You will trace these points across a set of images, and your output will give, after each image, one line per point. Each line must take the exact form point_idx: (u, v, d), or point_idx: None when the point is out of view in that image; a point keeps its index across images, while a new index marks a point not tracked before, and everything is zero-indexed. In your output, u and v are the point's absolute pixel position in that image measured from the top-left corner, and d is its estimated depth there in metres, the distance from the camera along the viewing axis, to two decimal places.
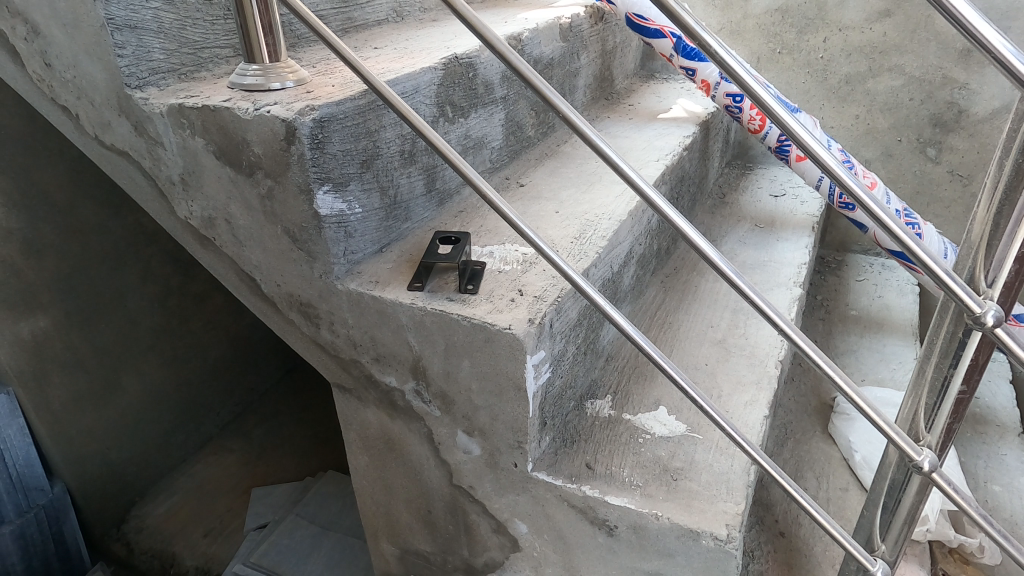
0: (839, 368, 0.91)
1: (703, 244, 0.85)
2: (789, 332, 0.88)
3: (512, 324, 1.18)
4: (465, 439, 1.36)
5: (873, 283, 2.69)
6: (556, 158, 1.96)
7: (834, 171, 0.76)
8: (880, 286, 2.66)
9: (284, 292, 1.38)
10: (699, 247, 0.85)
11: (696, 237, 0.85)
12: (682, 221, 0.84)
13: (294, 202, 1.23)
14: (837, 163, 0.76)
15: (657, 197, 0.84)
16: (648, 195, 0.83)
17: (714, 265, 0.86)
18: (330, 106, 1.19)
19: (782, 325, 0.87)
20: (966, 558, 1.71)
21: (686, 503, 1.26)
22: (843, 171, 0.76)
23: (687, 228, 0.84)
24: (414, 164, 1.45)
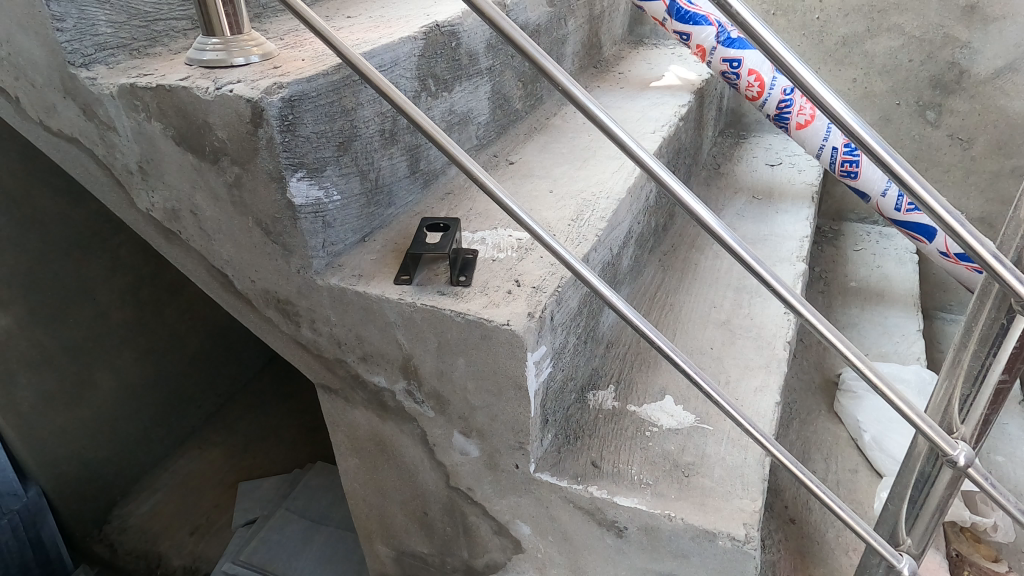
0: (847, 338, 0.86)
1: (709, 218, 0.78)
2: (796, 305, 0.82)
3: (509, 320, 1.08)
4: (462, 440, 1.27)
5: (871, 252, 2.62)
6: (546, 132, 1.85)
7: (844, 121, 0.69)
8: (879, 255, 2.59)
9: (260, 289, 1.27)
10: (703, 220, 0.78)
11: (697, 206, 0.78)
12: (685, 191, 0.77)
13: (265, 191, 1.11)
14: (850, 114, 0.70)
15: (658, 167, 0.75)
16: (650, 167, 0.74)
17: (716, 236, 0.79)
18: (300, 83, 1.06)
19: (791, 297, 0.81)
20: (978, 536, 1.68)
21: (699, 501, 1.19)
22: (855, 125, 0.70)
23: (691, 199, 0.77)
24: (397, 145, 1.33)
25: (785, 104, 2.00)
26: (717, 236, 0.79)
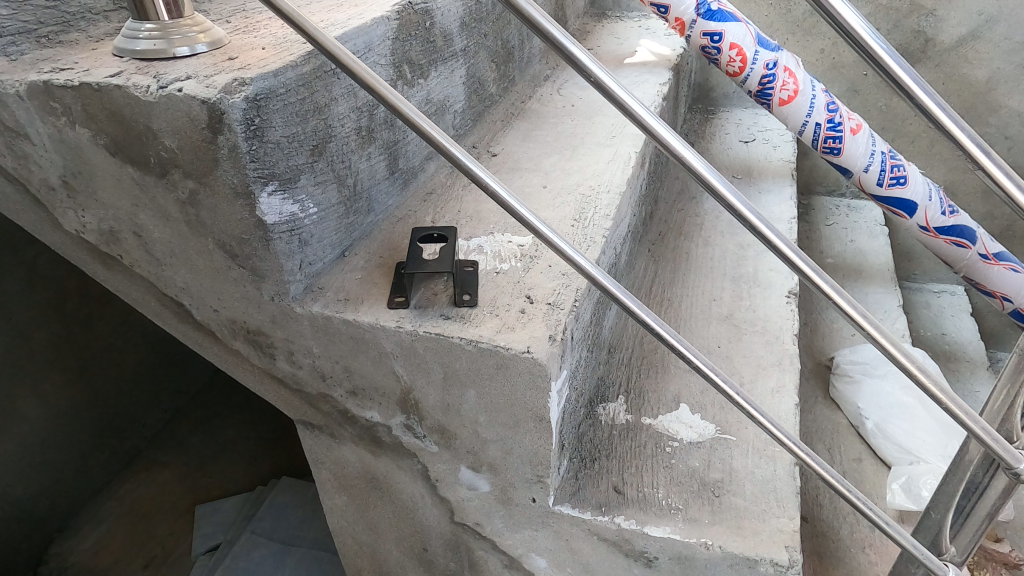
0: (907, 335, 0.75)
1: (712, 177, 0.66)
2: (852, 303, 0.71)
3: (530, 346, 0.94)
4: (470, 475, 1.13)
5: (843, 226, 2.60)
6: (525, 118, 1.69)
7: (862, 39, 0.56)
8: (851, 229, 2.57)
9: (224, 319, 1.08)
10: (707, 180, 0.66)
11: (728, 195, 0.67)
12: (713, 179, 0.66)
13: (229, 209, 0.93)
14: (879, 43, 0.57)
15: (651, 117, 0.64)
16: (641, 116, 0.62)
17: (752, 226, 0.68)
18: (266, 77, 0.87)
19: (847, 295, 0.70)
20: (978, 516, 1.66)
21: (735, 525, 1.09)
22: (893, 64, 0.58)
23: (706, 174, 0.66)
24: (374, 142, 1.16)
25: (767, 80, 1.90)
26: (720, 198, 0.66)
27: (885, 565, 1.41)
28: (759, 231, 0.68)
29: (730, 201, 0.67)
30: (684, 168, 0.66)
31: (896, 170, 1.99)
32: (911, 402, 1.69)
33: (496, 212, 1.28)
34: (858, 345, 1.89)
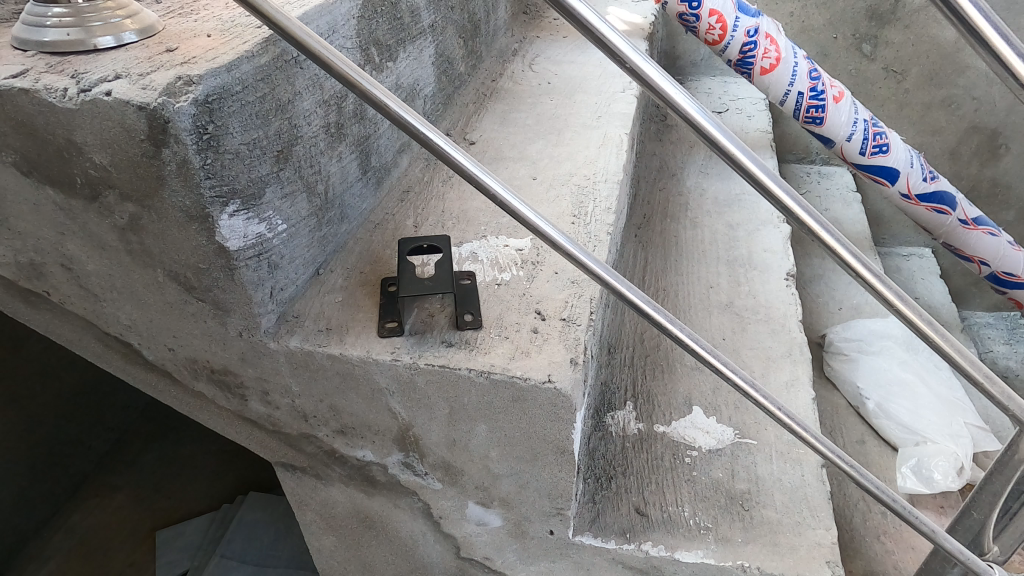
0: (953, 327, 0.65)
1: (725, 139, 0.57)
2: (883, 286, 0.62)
3: (551, 375, 0.82)
4: (479, 510, 1.01)
5: (816, 195, 2.55)
6: (499, 98, 1.54)
7: None
8: (824, 199, 2.52)
9: (182, 358, 0.92)
10: (714, 141, 0.57)
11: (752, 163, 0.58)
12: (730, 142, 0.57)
13: (182, 235, 0.76)
14: None
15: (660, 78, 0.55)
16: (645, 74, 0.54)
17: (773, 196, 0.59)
18: (217, 73, 0.70)
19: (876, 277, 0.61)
20: None
21: (771, 542, 1.01)
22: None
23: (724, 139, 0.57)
24: (344, 140, 1.00)
25: (749, 47, 1.80)
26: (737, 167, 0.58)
27: (902, 553, 1.36)
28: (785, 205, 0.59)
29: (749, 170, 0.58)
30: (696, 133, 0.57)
31: (879, 138, 1.92)
32: (909, 379, 1.65)
33: (484, 210, 1.14)
34: (850, 322, 1.84)
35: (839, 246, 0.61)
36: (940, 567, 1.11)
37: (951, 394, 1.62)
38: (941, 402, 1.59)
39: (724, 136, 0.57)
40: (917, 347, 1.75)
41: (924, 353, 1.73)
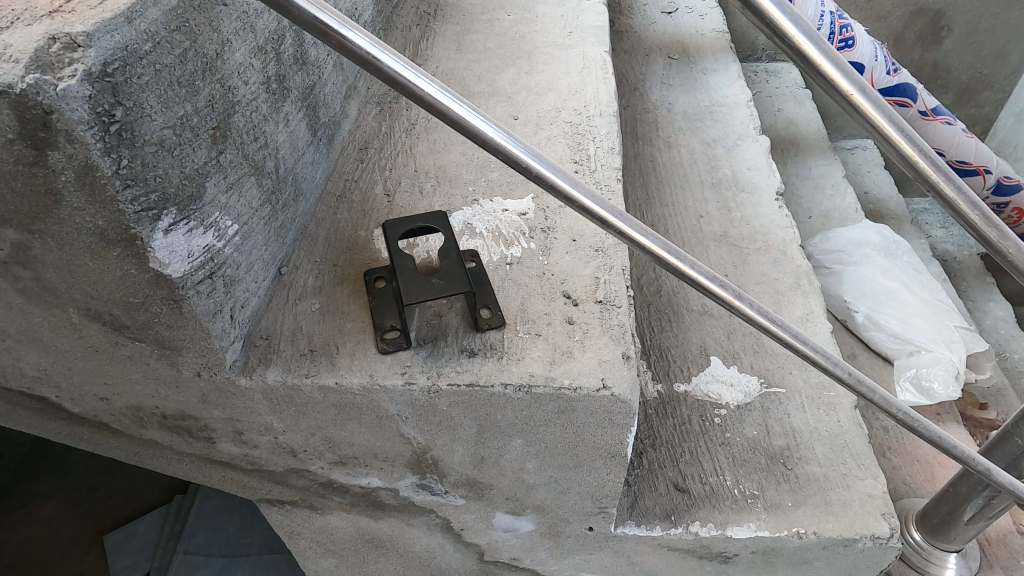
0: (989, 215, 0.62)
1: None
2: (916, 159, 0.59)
3: (605, 380, 0.67)
4: (509, 518, 0.88)
5: (766, 94, 2.26)
6: (446, 18, 1.29)
7: None
8: (776, 97, 2.25)
9: (121, 407, 0.71)
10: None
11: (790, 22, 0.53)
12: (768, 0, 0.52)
13: (97, 265, 0.54)
14: None
15: None
16: None
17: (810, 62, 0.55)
18: (114, 27, 0.47)
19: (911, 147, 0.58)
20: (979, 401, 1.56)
21: (822, 501, 0.94)
22: None
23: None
24: (287, 97, 0.77)
25: None
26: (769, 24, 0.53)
27: (910, 468, 1.34)
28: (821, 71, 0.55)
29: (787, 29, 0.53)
30: None
31: (844, 31, 1.73)
32: (894, 287, 1.60)
33: (465, 164, 0.94)
34: (831, 230, 1.70)
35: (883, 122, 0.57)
36: (968, 491, 1.07)
37: (934, 298, 1.59)
38: (927, 307, 1.56)
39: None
40: (895, 252, 1.68)
41: (901, 259, 1.67)
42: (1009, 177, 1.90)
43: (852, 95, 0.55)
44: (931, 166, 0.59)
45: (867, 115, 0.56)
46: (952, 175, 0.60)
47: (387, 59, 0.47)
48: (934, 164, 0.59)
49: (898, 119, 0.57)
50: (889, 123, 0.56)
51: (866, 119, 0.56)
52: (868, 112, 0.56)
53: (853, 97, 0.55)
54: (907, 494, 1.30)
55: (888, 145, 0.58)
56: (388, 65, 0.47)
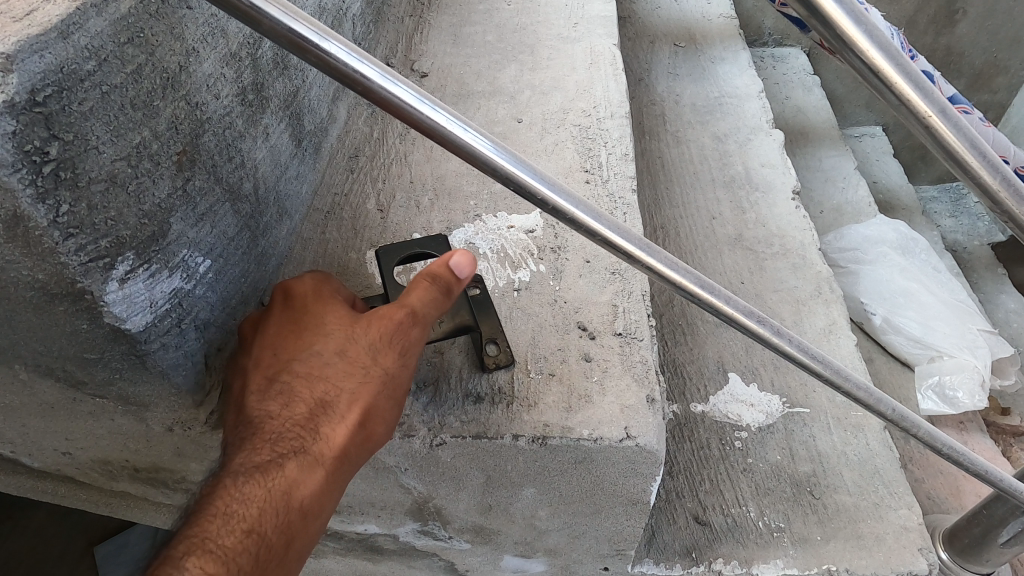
0: None
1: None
2: (1001, 191, 0.49)
3: (629, 429, 0.60)
4: (518, 561, 0.82)
5: (773, 81, 2.17)
6: (441, 8, 1.19)
7: None
8: (784, 84, 2.15)
9: (86, 461, 0.64)
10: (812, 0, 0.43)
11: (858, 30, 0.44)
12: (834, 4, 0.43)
13: (42, 321, 0.46)
14: None
15: None
16: None
17: (880, 79, 0.46)
18: (46, 47, 0.38)
19: (996, 178, 0.49)
20: (1001, 409, 1.51)
21: (853, 534, 0.88)
22: None
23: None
24: (267, 108, 0.68)
25: None
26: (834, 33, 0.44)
27: (934, 481, 1.28)
28: (893, 89, 0.46)
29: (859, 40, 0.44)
30: None
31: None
32: (913, 288, 1.53)
33: (465, 175, 0.86)
34: (847, 227, 1.63)
35: (963, 147, 0.48)
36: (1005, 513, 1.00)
37: (955, 299, 1.53)
38: (948, 310, 1.49)
39: None
40: (913, 250, 1.61)
41: (919, 258, 1.60)
42: None
43: (929, 116, 0.46)
44: (1016, 198, 0.49)
45: (943, 139, 0.47)
46: None
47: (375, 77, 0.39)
48: (1018, 196, 0.50)
49: (981, 143, 0.48)
50: (968, 147, 0.48)
51: (941, 144, 0.48)
52: (945, 135, 0.47)
53: (928, 118, 0.47)
54: (932, 510, 1.23)
55: (966, 173, 0.49)
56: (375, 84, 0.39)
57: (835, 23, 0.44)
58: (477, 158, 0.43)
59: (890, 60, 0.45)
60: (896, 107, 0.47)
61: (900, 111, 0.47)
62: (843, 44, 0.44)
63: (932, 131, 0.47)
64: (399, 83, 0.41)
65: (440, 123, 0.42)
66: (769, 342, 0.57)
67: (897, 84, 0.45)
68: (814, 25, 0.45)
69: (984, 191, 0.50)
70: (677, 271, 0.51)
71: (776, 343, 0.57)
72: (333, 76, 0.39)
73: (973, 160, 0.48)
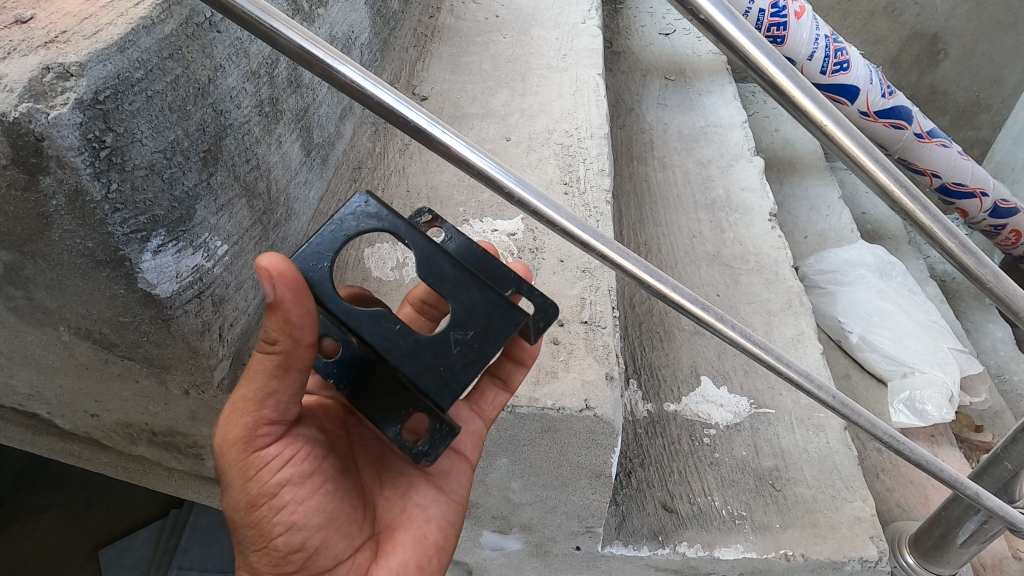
0: (964, 236, 0.62)
1: (736, 30, 0.54)
2: (896, 189, 0.59)
3: (588, 401, 0.68)
4: (496, 537, 0.89)
5: (763, 114, 2.27)
6: (443, 40, 1.31)
7: None
8: (773, 117, 2.25)
9: (112, 423, 0.72)
10: (722, 29, 0.54)
11: (763, 55, 0.54)
12: (739, 33, 0.54)
13: (86, 285, 0.55)
14: None
15: None
16: None
17: (781, 93, 0.56)
18: (108, 56, 0.48)
19: (889, 175, 0.58)
20: (975, 426, 1.55)
21: (810, 522, 0.95)
22: None
23: (734, 28, 0.54)
24: (280, 120, 0.78)
25: None
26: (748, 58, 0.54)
27: (904, 490, 1.33)
28: (796, 102, 0.56)
29: (764, 64, 0.54)
30: (706, 26, 0.54)
31: (840, 54, 1.53)
32: (889, 308, 1.60)
33: (457, 185, 0.96)
34: (826, 251, 1.72)
35: (857, 149, 0.58)
36: (961, 514, 1.06)
37: (929, 319, 1.60)
38: (922, 329, 1.57)
39: (730, 21, 0.54)
40: (890, 273, 1.68)
41: (896, 279, 1.67)
42: (1008, 200, 1.75)
43: (825, 124, 0.56)
44: (907, 194, 0.59)
45: (841, 144, 0.57)
46: (930, 204, 0.60)
47: (369, 87, 0.48)
48: (909, 193, 0.59)
49: (872, 147, 0.58)
50: (861, 150, 0.57)
51: (840, 147, 0.57)
52: (842, 140, 0.57)
53: (827, 126, 0.56)
54: (900, 516, 1.29)
55: (863, 173, 0.59)
56: (371, 92, 0.48)
57: (742, 46, 0.54)
58: (453, 156, 0.51)
59: (789, 78, 0.55)
60: (798, 117, 0.57)
61: (804, 122, 0.57)
62: (752, 64, 0.55)
63: (832, 138, 0.57)
64: (392, 94, 0.49)
65: (422, 126, 0.49)
66: (716, 329, 0.60)
67: (799, 98, 0.55)
68: (729, 51, 0.55)
69: (880, 189, 0.59)
70: (630, 261, 0.57)
71: (720, 328, 0.59)
72: (334, 86, 0.47)
73: (869, 160, 0.58)
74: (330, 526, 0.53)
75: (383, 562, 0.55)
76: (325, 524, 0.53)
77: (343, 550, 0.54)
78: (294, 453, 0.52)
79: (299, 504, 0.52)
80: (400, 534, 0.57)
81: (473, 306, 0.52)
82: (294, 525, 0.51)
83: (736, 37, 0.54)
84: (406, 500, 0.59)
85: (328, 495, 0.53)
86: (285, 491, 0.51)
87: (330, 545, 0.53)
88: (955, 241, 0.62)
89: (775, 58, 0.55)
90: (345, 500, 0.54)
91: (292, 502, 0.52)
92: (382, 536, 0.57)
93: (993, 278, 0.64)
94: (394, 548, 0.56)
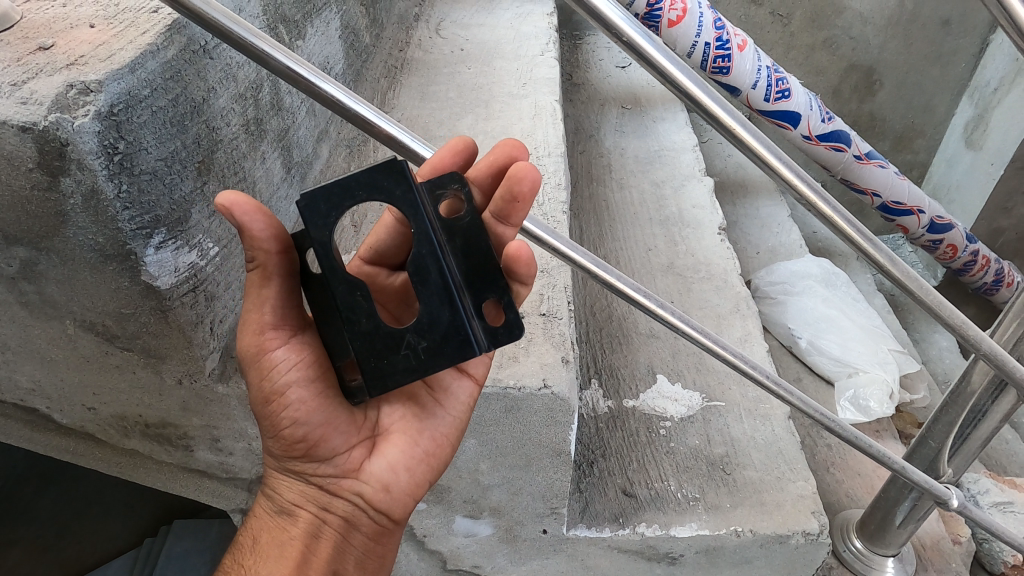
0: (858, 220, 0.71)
1: (655, 52, 0.60)
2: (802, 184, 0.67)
3: (546, 380, 0.77)
4: (467, 522, 0.96)
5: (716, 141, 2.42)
6: (412, 71, 1.41)
7: None
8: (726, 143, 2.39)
9: (109, 415, 0.78)
10: (641, 48, 0.60)
11: (679, 74, 0.61)
12: (658, 55, 0.60)
13: (95, 278, 0.62)
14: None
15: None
16: None
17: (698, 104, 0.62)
18: (121, 76, 0.56)
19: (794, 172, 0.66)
20: (914, 417, 1.65)
21: (758, 502, 1.03)
22: None
23: (653, 49, 0.60)
24: (264, 138, 0.87)
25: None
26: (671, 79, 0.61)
27: (852, 481, 1.43)
28: (712, 112, 0.63)
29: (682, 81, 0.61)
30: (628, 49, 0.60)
31: (781, 83, 1.66)
32: (834, 315, 1.72)
33: None
34: (773, 264, 1.85)
35: (769, 153, 0.65)
36: (898, 494, 1.14)
37: (871, 323, 1.72)
38: (865, 333, 1.68)
39: (647, 43, 0.60)
40: (836, 283, 1.80)
41: (840, 288, 1.80)
42: (942, 215, 1.89)
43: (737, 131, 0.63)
44: (810, 188, 0.68)
45: (753, 147, 0.64)
46: (828, 196, 0.69)
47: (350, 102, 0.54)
48: (811, 187, 0.68)
49: (779, 148, 0.65)
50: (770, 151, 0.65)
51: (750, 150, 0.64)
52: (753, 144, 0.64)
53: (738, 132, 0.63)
54: (848, 506, 1.38)
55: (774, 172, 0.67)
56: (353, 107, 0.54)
57: (660, 64, 0.60)
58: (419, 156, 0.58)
59: (703, 90, 0.62)
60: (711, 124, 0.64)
61: (720, 129, 0.64)
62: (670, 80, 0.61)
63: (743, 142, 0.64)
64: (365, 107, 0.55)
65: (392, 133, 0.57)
66: (657, 315, 0.64)
67: (715, 109, 0.62)
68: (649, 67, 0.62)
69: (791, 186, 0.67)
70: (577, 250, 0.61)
71: (662, 315, 0.64)
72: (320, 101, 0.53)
73: (779, 162, 0.65)
74: (330, 425, 0.63)
75: (377, 458, 0.66)
76: (324, 423, 0.63)
77: (341, 445, 0.64)
78: (297, 358, 0.61)
79: (302, 405, 0.61)
80: (396, 436, 0.68)
81: (438, 320, 0.59)
82: (296, 421, 0.61)
83: (655, 57, 0.60)
84: (406, 411, 0.69)
85: (328, 401, 0.63)
86: (288, 393, 0.61)
87: (330, 440, 0.64)
88: (856, 231, 0.70)
89: (687, 72, 0.61)
90: (344, 405, 0.64)
91: (292, 405, 0.61)
92: (378, 438, 0.67)
93: (895, 263, 0.71)
94: (388, 449, 0.67)
